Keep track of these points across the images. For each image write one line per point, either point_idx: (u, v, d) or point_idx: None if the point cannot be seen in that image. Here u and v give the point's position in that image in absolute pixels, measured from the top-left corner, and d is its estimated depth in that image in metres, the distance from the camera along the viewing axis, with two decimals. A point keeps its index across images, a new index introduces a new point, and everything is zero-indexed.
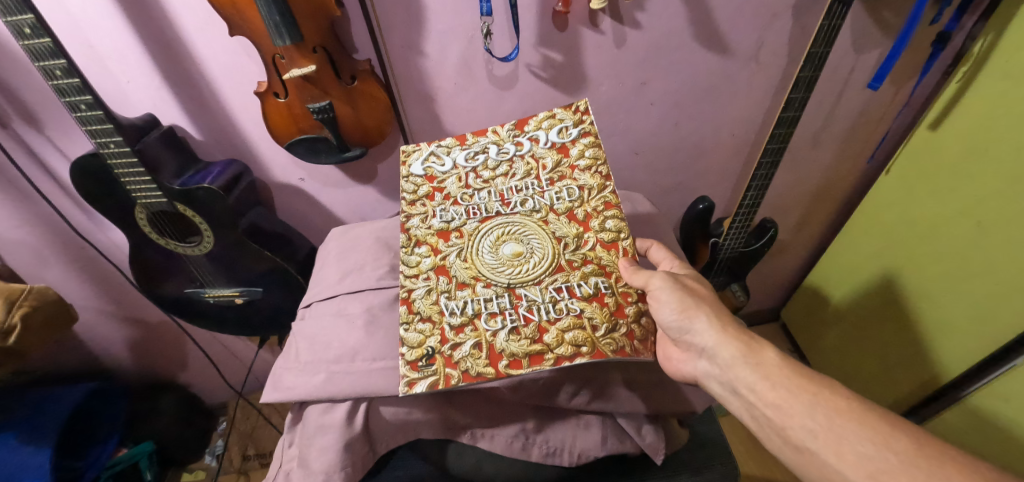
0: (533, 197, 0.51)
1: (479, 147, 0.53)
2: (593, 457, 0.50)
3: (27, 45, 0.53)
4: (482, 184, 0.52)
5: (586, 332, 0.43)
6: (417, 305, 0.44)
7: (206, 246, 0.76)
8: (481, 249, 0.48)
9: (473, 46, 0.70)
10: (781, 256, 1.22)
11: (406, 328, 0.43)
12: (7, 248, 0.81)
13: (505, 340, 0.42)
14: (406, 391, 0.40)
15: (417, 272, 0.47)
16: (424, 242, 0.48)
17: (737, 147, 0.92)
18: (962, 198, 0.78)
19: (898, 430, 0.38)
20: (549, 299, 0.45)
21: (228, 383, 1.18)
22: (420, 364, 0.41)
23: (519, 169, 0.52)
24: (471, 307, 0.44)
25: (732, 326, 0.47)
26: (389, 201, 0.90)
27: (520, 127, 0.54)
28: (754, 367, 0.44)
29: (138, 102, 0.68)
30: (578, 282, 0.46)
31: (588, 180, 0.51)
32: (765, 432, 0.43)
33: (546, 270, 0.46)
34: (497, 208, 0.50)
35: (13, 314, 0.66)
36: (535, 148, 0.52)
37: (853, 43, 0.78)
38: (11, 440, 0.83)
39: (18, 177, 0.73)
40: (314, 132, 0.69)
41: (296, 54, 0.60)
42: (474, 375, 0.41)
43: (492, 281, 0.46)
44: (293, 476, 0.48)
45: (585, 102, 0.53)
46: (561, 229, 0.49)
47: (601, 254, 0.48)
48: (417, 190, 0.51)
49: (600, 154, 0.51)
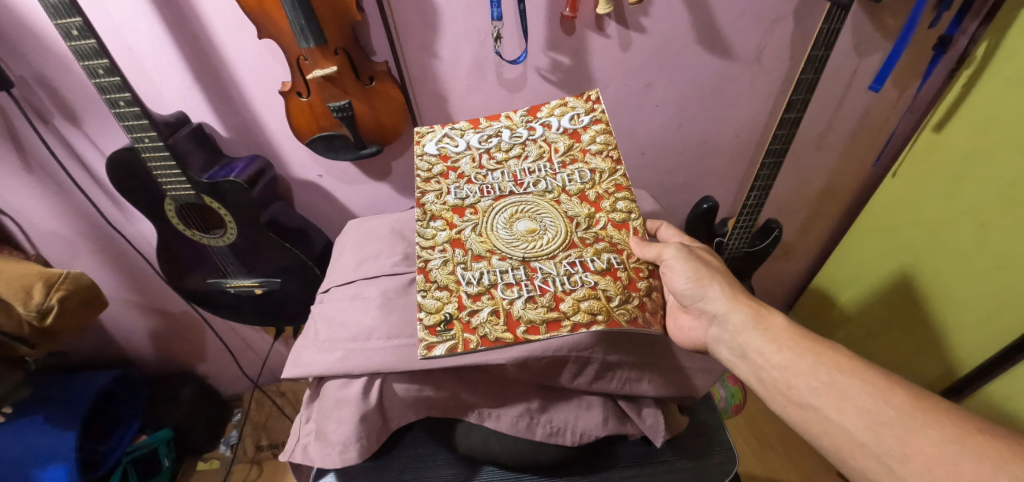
0: (545, 179, 0.54)
1: (493, 131, 0.57)
2: (594, 437, 0.53)
3: (73, 45, 0.57)
4: (495, 165, 0.55)
5: (601, 301, 0.46)
6: (434, 274, 0.47)
7: (229, 237, 0.80)
8: (496, 225, 0.51)
9: (485, 49, 0.74)
10: (787, 258, 1.23)
11: (423, 295, 0.46)
12: (43, 240, 0.87)
13: (522, 307, 0.46)
14: (425, 354, 0.43)
15: (433, 244, 0.50)
16: (439, 216, 0.52)
17: (741, 148, 0.94)
18: (966, 197, 0.80)
19: (897, 386, 0.41)
20: (564, 272, 0.48)
21: (245, 374, 1.22)
22: (438, 329, 0.44)
23: (532, 152, 0.55)
24: (487, 278, 0.47)
25: (743, 294, 0.51)
26: (402, 198, 0.94)
27: (533, 113, 0.57)
28: (762, 332, 0.48)
29: (170, 101, 0.73)
30: (591, 257, 0.49)
31: (599, 163, 0.54)
32: (771, 393, 0.46)
33: (560, 245, 0.50)
34: (510, 188, 0.53)
35: (51, 297, 0.70)
36: (547, 133, 0.56)
37: (854, 46, 0.80)
38: (40, 421, 0.87)
39: (57, 171, 0.78)
40: (333, 129, 0.73)
41: (319, 56, 0.64)
42: (492, 339, 0.44)
43: (507, 255, 0.49)
44: (310, 449, 0.51)
45: (596, 92, 0.57)
46: (573, 209, 0.52)
47: (612, 233, 0.51)
48: (431, 168, 0.55)
49: (611, 140, 0.54)
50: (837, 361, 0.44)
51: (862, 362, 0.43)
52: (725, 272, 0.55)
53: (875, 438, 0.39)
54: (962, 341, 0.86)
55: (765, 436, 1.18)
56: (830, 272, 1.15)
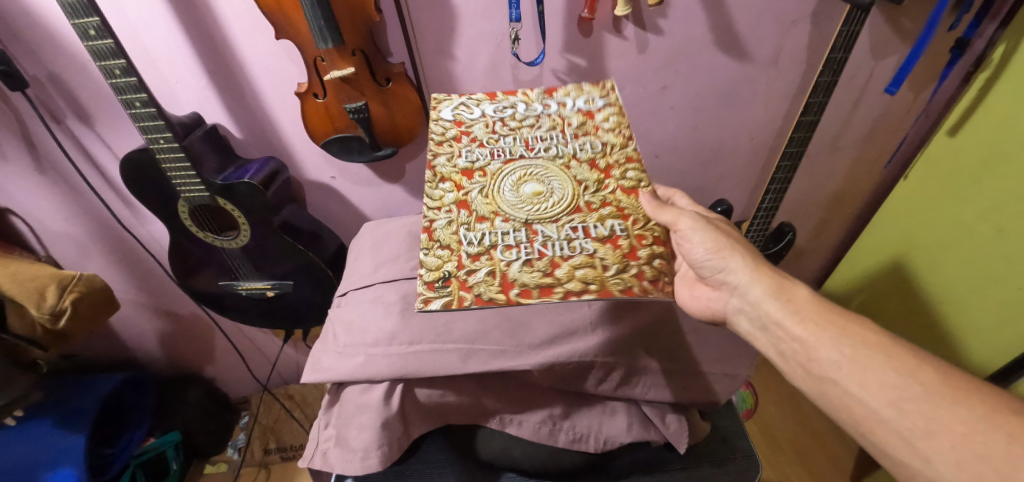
0: (558, 146, 0.53)
1: (509, 104, 0.57)
2: (619, 443, 0.52)
3: (91, 45, 0.57)
4: (509, 132, 0.54)
5: (597, 271, 0.42)
6: (438, 233, 0.45)
7: (242, 239, 0.80)
8: (503, 188, 0.49)
9: (502, 51, 0.73)
10: (799, 261, 1.22)
11: (425, 253, 0.44)
12: (54, 241, 0.86)
13: (519, 270, 0.43)
14: (422, 307, 0.41)
15: (439, 205, 0.48)
16: (449, 179, 0.50)
17: (756, 150, 0.93)
18: (983, 203, 0.79)
19: (924, 363, 0.39)
20: (564, 236, 0.45)
21: (254, 376, 1.21)
22: (435, 284, 0.42)
23: (545, 123, 0.55)
24: (488, 239, 0.45)
25: (767, 268, 0.48)
26: (415, 200, 0.93)
27: (550, 93, 0.58)
28: (784, 303, 0.46)
29: (185, 102, 0.72)
30: (594, 223, 0.47)
31: (611, 138, 0.54)
32: (790, 364, 0.45)
33: (564, 209, 0.48)
34: (521, 152, 0.52)
35: (64, 299, 0.69)
36: (562, 110, 0.57)
37: (871, 49, 0.80)
38: (47, 425, 0.86)
39: (70, 172, 0.78)
40: (348, 131, 0.72)
41: (336, 56, 0.63)
42: (486, 299, 0.41)
43: (511, 216, 0.47)
44: (330, 455, 0.50)
45: (611, 82, 0.59)
46: (581, 175, 0.51)
47: (621, 198, 0.49)
48: (445, 132, 0.54)
49: (623, 120, 0.55)
50: (862, 337, 0.42)
51: (887, 340, 0.41)
52: (746, 245, 0.52)
53: (898, 415, 0.38)
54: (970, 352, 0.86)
55: (777, 441, 1.17)
56: (843, 275, 1.14)
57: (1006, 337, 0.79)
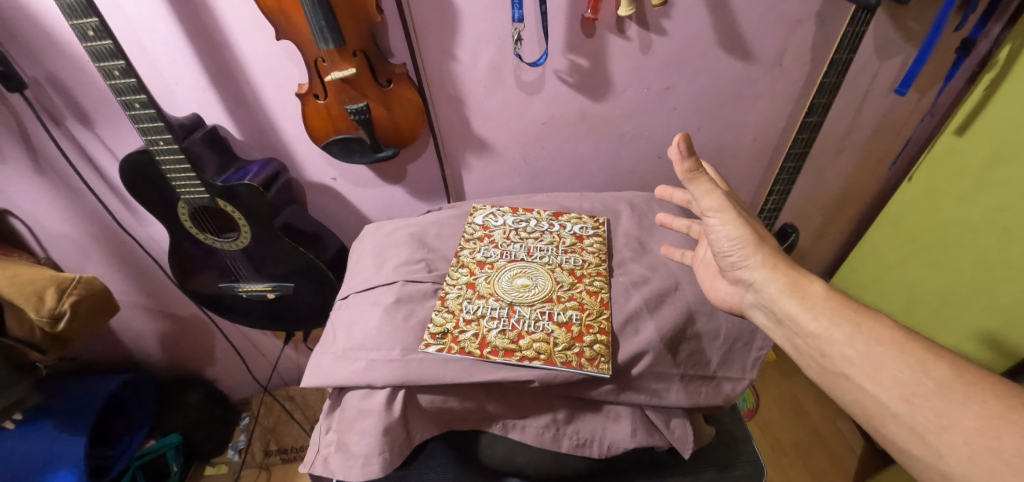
0: (551, 257, 0.62)
1: (525, 218, 0.69)
2: (622, 449, 0.51)
3: (90, 46, 0.57)
4: (518, 239, 0.65)
5: (549, 344, 0.50)
6: (449, 300, 0.56)
7: (242, 241, 0.79)
8: (502, 278, 0.59)
9: (504, 51, 0.72)
10: (803, 263, 1.21)
11: (436, 311, 0.54)
12: (53, 243, 0.86)
13: (495, 335, 0.51)
14: (422, 348, 0.50)
15: (455, 283, 0.58)
16: (466, 265, 0.61)
17: (760, 151, 0.92)
18: (989, 204, 0.78)
19: (939, 357, 0.37)
20: (535, 316, 0.54)
21: (254, 378, 1.21)
22: (438, 334, 0.52)
23: (546, 239, 0.65)
24: (481, 310, 0.54)
25: (783, 263, 0.46)
26: (416, 201, 0.92)
27: (557, 215, 0.70)
28: (799, 300, 0.44)
29: (184, 103, 0.72)
30: (558, 310, 0.54)
31: (590, 256, 0.62)
32: (805, 359, 0.44)
33: (540, 296, 0.56)
34: (523, 255, 0.62)
35: (63, 302, 0.69)
36: (562, 230, 0.66)
37: (875, 50, 0.79)
38: (48, 426, 0.86)
39: (68, 174, 0.77)
40: (349, 132, 0.72)
41: (337, 58, 0.63)
42: (467, 352, 0.50)
43: (501, 297, 0.56)
44: (331, 461, 0.50)
45: (603, 219, 0.69)
46: (562, 277, 0.59)
47: (585, 297, 0.56)
48: (473, 233, 0.66)
49: (603, 251, 0.62)
50: (877, 332, 0.40)
51: (903, 333, 0.40)
52: (769, 237, 0.50)
53: (909, 409, 0.36)
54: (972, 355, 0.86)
55: (780, 443, 1.16)
56: (847, 277, 1.13)
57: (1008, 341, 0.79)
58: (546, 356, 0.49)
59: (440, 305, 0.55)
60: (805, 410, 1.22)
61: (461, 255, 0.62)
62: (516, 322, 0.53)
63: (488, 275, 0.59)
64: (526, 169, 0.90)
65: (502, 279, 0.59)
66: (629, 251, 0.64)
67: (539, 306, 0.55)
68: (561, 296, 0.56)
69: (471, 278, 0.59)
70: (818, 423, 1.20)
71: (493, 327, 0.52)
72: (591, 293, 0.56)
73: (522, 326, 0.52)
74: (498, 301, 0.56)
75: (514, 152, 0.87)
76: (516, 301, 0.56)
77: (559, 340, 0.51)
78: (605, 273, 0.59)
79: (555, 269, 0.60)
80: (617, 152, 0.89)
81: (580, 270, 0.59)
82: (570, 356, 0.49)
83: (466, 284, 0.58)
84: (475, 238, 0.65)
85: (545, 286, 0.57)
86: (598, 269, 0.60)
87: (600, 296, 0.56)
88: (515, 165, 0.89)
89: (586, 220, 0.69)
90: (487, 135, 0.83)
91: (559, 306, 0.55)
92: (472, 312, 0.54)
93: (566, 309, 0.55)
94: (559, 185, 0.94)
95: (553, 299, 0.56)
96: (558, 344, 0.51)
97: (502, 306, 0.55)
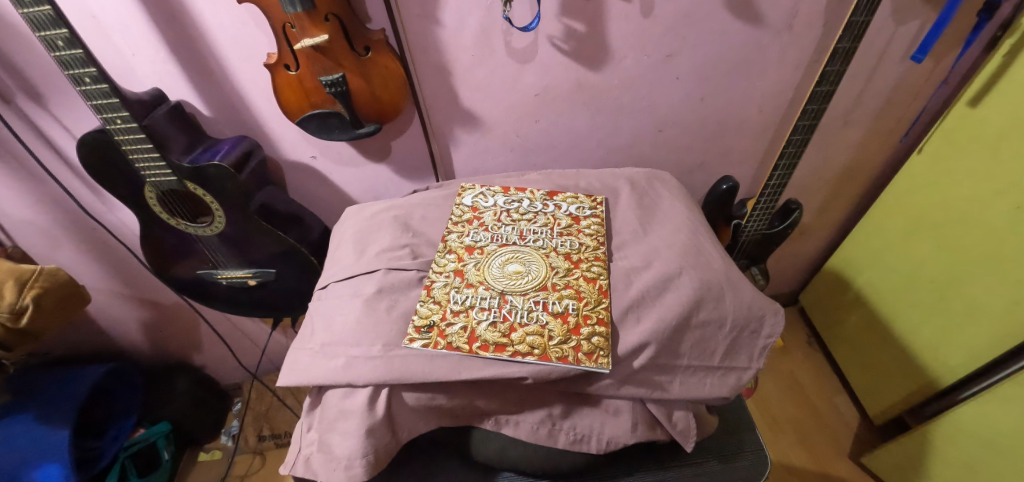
0: (544, 240, 0.58)
1: (517, 198, 0.64)
2: (622, 444, 0.48)
3: (26, 13, 0.49)
4: (510, 221, 0.60)
5: (543, 338, 0.47)
6: (434, 290, 0.52)
7: (217, 225, 0.74)
8: (492, 265, 0.55)
9: (493, 15, 0.66)
10: (804, 239, 1.18)
11: (421, 303, 0.51)
12: (17, 230, 0.80)
13: (485, 329, 0.48)
14: (405, 345, 0.47)
15: (442, 270, 0.54)
16: (454, 251, 0.57)
17: (765, 123, 0.87)
18: (1000, 179, 0.74)
19: None
20: (527, 307, 0.50)
21: (242, 364, 1.18)
22: (422, 328, 0.48)
23: (540, 221, 0.61)
24: (469, 301, 0.51)
25: None
26: (402, 181, 0.87)
27: (551, 195, 0.65)
28: None
29: (145, 77, 0.66)
30: (553, 300, 0.51)
31: (587, 240, 0.58)
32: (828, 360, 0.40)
33: (534, 285, 0.52)
34: (515, 239, 0.58)
35: (24, 296, 0.66)
36: (557, 211, 0.62)
37: (894, 14, 0.72)
38: (30, 419, 0.83)
39: (24, 156, 0.71)
40: (326, 107, 0.66)
41: (307, 23, 0.56)
42: (455, 348, 0.46)
43: (491, 285, 0.52)
44: (313, 462, 0.47)
45: (602, 196, 0.64)
46: (556, 262, 0.55)
47: (582, 284, 0.52)
48: (461, 215, 0.61)
49: (602, 231, 0.58)
50: None
51: None
52: None
53: None
54: (968, 334, 0.85)
55: (777, 420, 1.16)
56: (849, 253, 1.10)
57: (1006, 322, 0.78)
58: (540, 351, 0.46)
59: (425, 295, 0.51)
60: (802, 386, 1.23)
61: (448, 240, 0.58)
62: (507, 313, 0.49)
63: (477, 261, 0.55)
64: (519, 144, 0.85)
65: (493, 266, 0.55)
66: (629, 232, 0.60)
67: (533, 295, 0.51)
68: (557, 284, 0.52)
69: (458, 265, 0.55)
70: (816, 400, 1.20)
71: (483, 319, 0.49)
72: (588, 279, 0.52)
73: (514, 317, 0.49)
74: (488, 291, 0.52)
75: (505, 126, 0.81)
76: (507, 289, 0.52)
77: (554, 333, 0.47)
78: (604, 257, 0.55)
79: (549, 254, 0.56)
80: (615, 125, 0.84)
81: (577, 255, 0.56)
82: (566, 351, 0.46)
83: (453, 271, 0.54)
84: (464, 221, 0.60)
85: (538, 273, 0.53)
86: (596, 253, 0.56)
87: (599, 283, 0.52)
88: (507, 140, 0.84)
89: (583, 199, 0.64)
90: (476, 108, 0.78)
91: (554, 295, 0.51)
92: (460, 302, 0.51)
93: (562, 299, 0.51)
94: (553, 162, 0.90)
95: (548, 287, 0.52)
96: (553, 337, 0.47)
97: (493, 296, 0.51)
